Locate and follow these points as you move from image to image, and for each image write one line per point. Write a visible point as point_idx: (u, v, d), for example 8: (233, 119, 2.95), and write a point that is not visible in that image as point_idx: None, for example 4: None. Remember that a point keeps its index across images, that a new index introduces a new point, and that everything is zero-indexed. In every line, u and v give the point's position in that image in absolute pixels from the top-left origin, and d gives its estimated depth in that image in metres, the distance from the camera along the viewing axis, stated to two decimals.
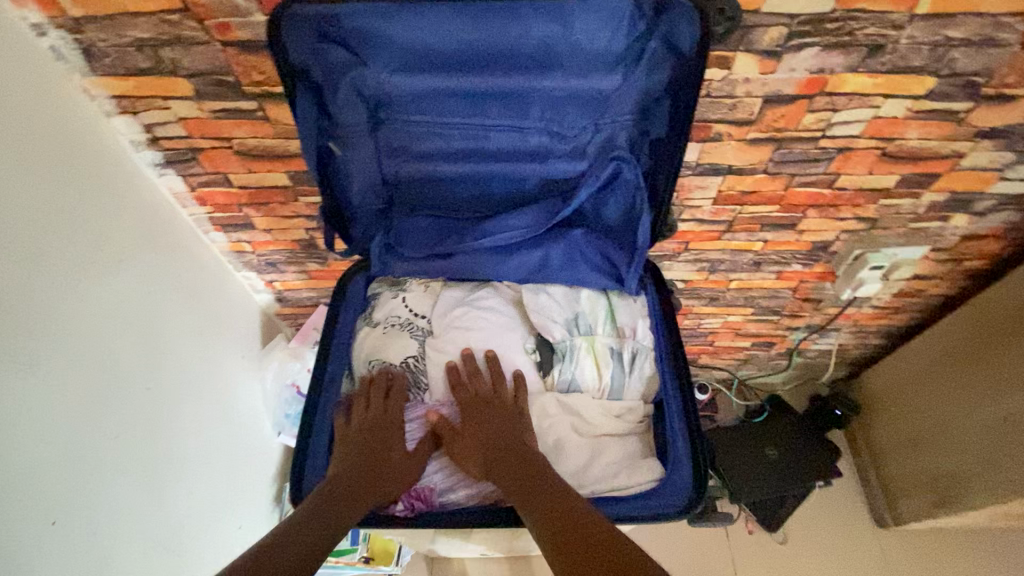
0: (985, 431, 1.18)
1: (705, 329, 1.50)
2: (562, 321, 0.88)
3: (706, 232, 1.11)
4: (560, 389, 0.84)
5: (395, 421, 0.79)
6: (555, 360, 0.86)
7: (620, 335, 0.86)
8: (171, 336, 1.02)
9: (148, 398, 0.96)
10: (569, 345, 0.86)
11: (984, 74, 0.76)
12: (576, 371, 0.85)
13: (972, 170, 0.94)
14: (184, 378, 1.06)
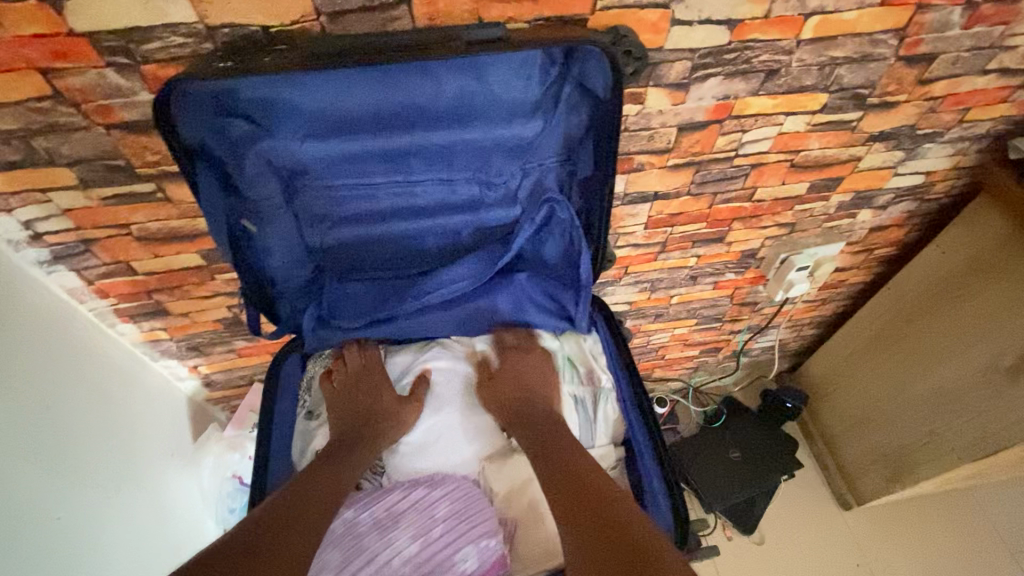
0: (923, 404, 1.26)
1: (655, 344, 1.52)
2: None
3: (643, 255, 1.13)
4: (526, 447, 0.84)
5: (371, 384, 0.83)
6: None
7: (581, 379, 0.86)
8: (81, 449, 0.89)
9: (65, 520, 0.83)
10: None
11: (868, 86, 0.83)
12: None
13: (870, 170, 1.01)
14: (107, 489, 0.93)
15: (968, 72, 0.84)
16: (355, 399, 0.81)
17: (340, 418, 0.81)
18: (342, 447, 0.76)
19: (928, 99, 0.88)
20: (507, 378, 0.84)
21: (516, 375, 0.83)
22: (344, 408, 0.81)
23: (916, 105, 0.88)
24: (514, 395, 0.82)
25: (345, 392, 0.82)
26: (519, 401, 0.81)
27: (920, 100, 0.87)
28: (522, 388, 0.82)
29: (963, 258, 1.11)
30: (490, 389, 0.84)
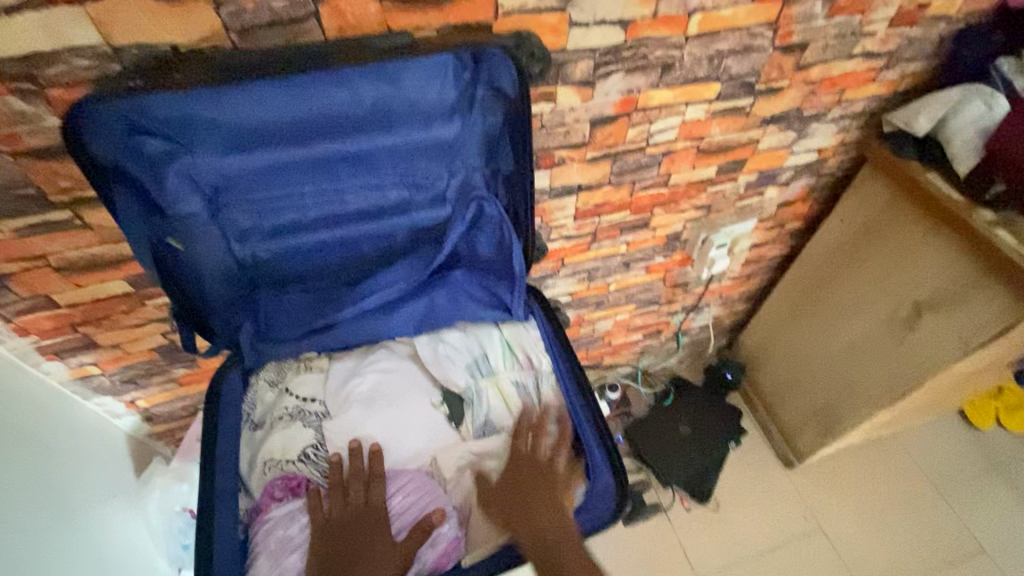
0: (841, 361, 1.38)
1: (600, 332, 1.59)
2: (463, 367, 0.89)
3: (576, 245, 1.19)
4: (476, 435, 0.85)
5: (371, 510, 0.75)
6: (465, 408, 0.87)
7: (521, 366, 0.89)
8: (25, 491, 0.85)
9: (23, 561, 0.79)
10: (474, 390, 0.88)
11: (754, 74, 0.92)
12: (487, 413, 0.87)
13: (769, 150, 1.11)
14: (55, 529, 0.89)
15: (838, 57, 0.95)
16: (347, 513, 0.75)
17: (336, 539, 0.72)
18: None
19: (808, 82, 0.98)
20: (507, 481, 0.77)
21: (531, 484, 0.76)
22: (338, 537, 0.73)
23: (798, 89, 0.99)
24: (517, 507, 0.75)
25: (343, 522, 0.74)
26: (523, 507, 0.74)
27: (801, 83, 0.98)
28: (529, 490, 0.76)
29: (855, 224, 1.24)
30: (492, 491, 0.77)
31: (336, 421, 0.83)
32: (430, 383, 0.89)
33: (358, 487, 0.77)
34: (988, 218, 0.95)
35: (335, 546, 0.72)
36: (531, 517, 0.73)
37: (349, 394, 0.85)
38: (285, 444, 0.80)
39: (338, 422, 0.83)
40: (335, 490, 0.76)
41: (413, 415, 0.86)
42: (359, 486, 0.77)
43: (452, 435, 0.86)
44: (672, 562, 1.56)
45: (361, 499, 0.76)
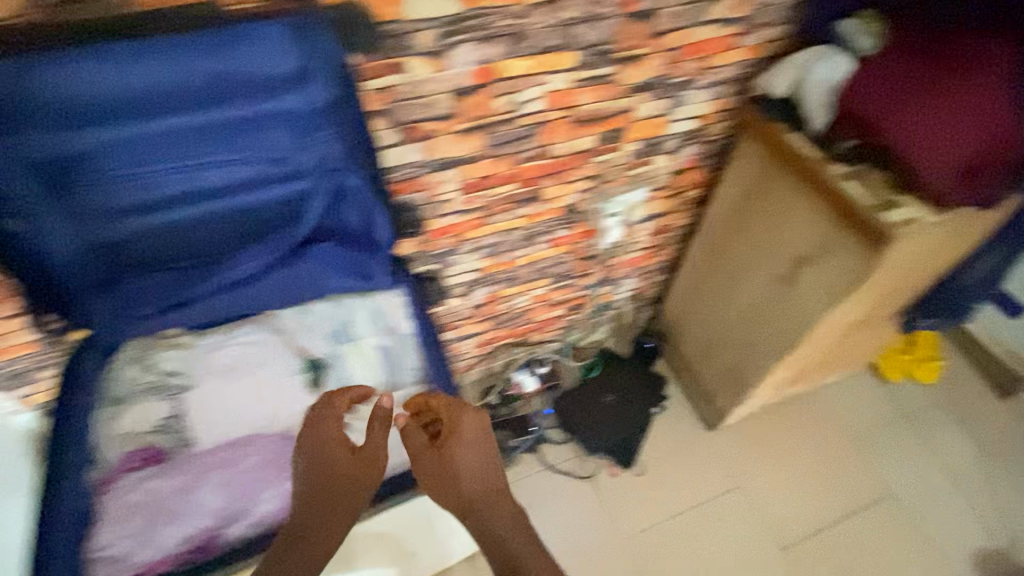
0: (741, 320, 1.44)
1: (520, 308, 1.62)
2: (324, 336, 1.05)
3: (471, 220, 1.21)
4: (336, 391, 1.04)
5: (349, 444, 0.82)
6: (325, 371, 1.04)
7: (384, 331, 1.05)
8: None
9: None
10: (334, 354, 1.05)
11: (609, 41, 0.96)
12: (346, 373, 1.04)
13: (647, 118, 1.16)
14: None
15: (689, 24, 1.00)
16: (318, 454, 0.81)
17: (314, 478, 0.80)
18: (322, 505, 0.78)
19: (667, 49, 1.03)
20: (437, 457, 0.82)
21: (474, 451, 0.84)
22: (314, 470, 0.80)
23: (660, 56, 1.03)
24: (460, 461, 0.83)
25: (322, 452, 0.81)
26: (450, 482, 0.81)
27: (661, 51, 1.02)
28: (450, 465, 0.81)
29: (740, 187, 1.29)
30: (426, 467, 0.83)
31: (199, 389, 1.01)
32: (293, 353, 1.05)
33: (332, 430, 0.83)
34: (839, 171, 1.02)
35: (314, 477, 0.80)
36: (474, 473, 0.82)
37: (210, 362, 1.02)
38: (151, 413, 0.99)
39: (200, 390, 1.01)
40: (311, 436, 0.83)
41: (276, 379, 1.03)
42: (333, 425, 0.84)
43: (315, 394, 1.04)
44: (597, 526, 1.61)
45: (337, 440, 0.82)
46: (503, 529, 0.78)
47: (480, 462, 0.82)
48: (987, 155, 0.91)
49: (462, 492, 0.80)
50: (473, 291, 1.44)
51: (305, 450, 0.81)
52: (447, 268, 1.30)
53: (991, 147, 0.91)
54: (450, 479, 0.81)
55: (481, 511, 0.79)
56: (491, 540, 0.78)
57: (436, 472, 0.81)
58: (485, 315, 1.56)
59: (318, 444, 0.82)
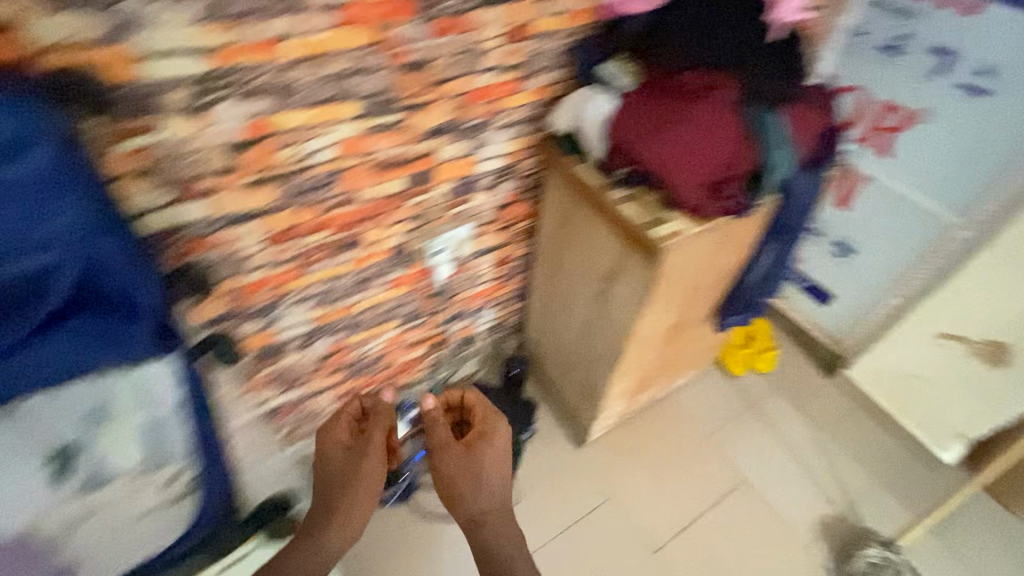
0: (581, 338, 1.53)
1: (374, 354, 1.56)
2: (78, 419, 0.82)
3: (287, 272, 1.18)
4: (78, 484, 0.85)
5: (369, 451, 1.19)
6: (69, 459, 0.83)
7: (151, 405, 0.89)
8: None
9: None
10: (82, 437, 0.83)
11: (388, 91, 1.00)
12: (97, 461, 0.86)
13: (452, 159, 1.21)
14: None
15: (467, 72, 1.08)
16: (349, 461, 1.19)
17: (340, 471, 1.19)
18: (343, 488, 1.18)
19: (452, 95, 1.09)
20: (455, 464, 1.18)
21: (470, 464, 1.18)
22: (340, 464, 1.20)
23: (446, 102, 1.10)
24: (463, 468, 1.17)
25: (349, 457, 1.19)
26: (465, 487, 1.17)
27: (445, 97, 1.09)
28: (466, 470, 1.17)
29: (555, 215, 1.38)
30: (447, 471, 1.18)
31: None
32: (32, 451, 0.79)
33: (359, 448, 1.20)
34: (618, 196, 1.15)
35: (346, 470, 1.18)
36: (470, 474, 1.17)
37: None
38: None
39: None
40: (347, 445, 1.21)
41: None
42: (360, 443, 1.21)
43: (46, 492, 0.82)
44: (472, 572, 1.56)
45: (365, 454, 1.18)
46: (494, 523, 1.18)
47: (473, 469, 1.18)
48: (725, 176, 1.07)
49: (474, 506, 1.17)
50: (311, 344, 1.38)
51: (326, 459, 1.21)
52: (272, 323, 1.24)
53: (727, 168, 1.06)
54: (457, 483, 1.17)
55: (483, 518, 1.18)
56: (483, 530, 1.18)
57: (455, 482, 1.17)
58: (335, 367, 1.50)
59: (340, 453, 1.21)
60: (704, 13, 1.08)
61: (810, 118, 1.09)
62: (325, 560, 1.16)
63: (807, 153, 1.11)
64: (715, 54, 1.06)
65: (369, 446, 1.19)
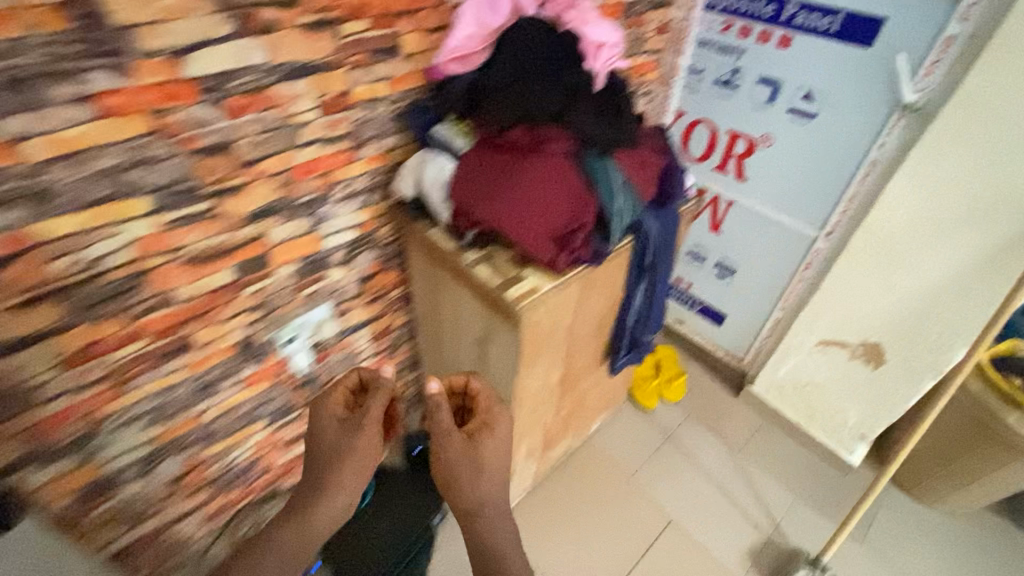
0: (476, 405, 1.43)
1: (245, 462, 1.37)
2: None
3: (100, 394, 0.99)
4: None
5: (369, 424, 0.91)
6: None
7: None
8: None
9: None
10: None
11: (186, 179, 0.89)
12: None
13: (289, 240, 1.10)
14: None
15: (284, 147, 0.99)
16: (335, 441, 0.90)
17: (327, 450, 0.90)
18: (327, 469, 0.89)
19: (271, 175, 0.99)
20: (456, 450, 0.91)
21: (488, 444, 0.92)
22: (322, 447, 0.91)
23: (266, 183, 1.00)
24: (465, 455, 0.90)
25: (339, 432, 0.91)
26: (464, 479, 0.89)
27: (263, 178, 0.99)
28: (470, 464, 0.89)
29: (423, 282, 1.30)
30: (446, 459, 0.91)
31: None
32: None
33: (353, 423, 0.92)
34: (470, 259, 1.09)
35: (331, 449, 0.90)
36: (476, 462, 0.89)
37: None
38: None
39: None
40: (340, 420, 0.93)
41: None
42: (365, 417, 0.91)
43: None
44: None
45: (361, 428, 0.90)
46: (490, 532, 0.87)
47: (480, 460, 0.89)
48: (570, 227, 1.03)
49: (472, 497, 0.88)
50: (155, 467, 1.17)
51: (315, 438, 0.93)
52: (92, 455, 1.04)
53: (570, 219, 1.03)
54: (456, 473, 0.90)
55: (479, 513, 0.88)
56: (475, 532, 0.88)
57: (454, 471, 0.89)
58: (194, 486, 1.28)
59: (329, 430, 0.91)
60: (528, 59, 1.02)
61: (642, 160, 1.10)
62: (299, 561, 0.90)
63: (648, 193, 1.11)
64: (547, 103, 1.00)
65: (366, 415, 0.91)
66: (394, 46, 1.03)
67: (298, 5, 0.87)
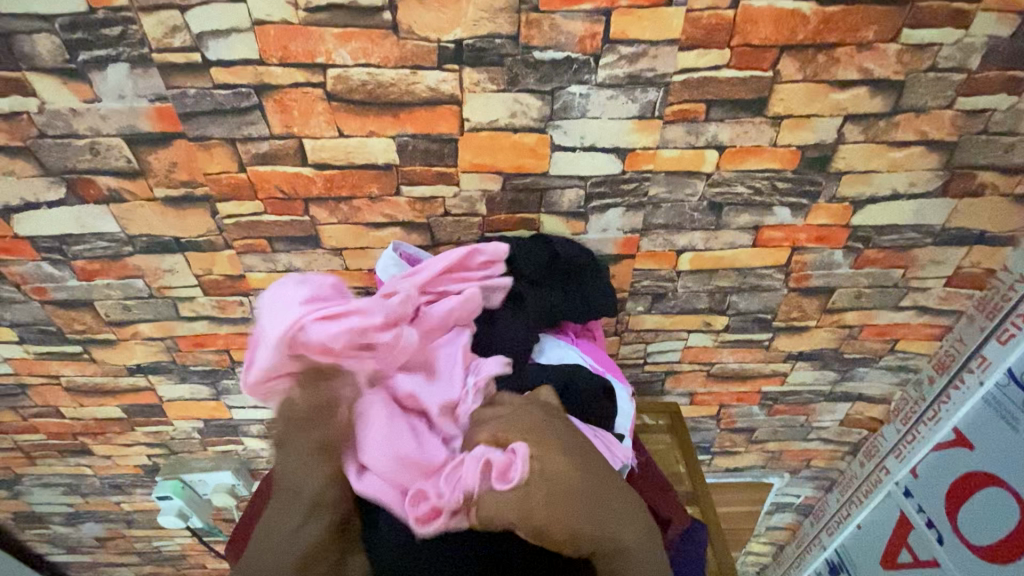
0: None
1: (170, 555, 1.27)
2: None
3: (14, 457, 1.02)
4: None
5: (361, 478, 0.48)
6: None
7: None
8: None
9: None
10: None
11: (46, 322, 0.79)
12: None
13: (188, 400, 0.92)
14: None
15: (164, 315, 0.79)
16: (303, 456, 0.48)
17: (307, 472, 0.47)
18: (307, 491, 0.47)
19: (150, 338, 0.82)
20: (515, 507, 0.44)
21: (533, 429, 0.49)
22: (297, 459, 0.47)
23: (145, 344, 0.82)
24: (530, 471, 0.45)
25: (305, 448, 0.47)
26: (550, 508, 0.44)
27: (139, 339, 0.82)
28: (539, 473, 0.45)
29: None
30: (535, 518, 0.44)
31: None
32: None
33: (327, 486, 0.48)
34: None
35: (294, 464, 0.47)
36: (543, 474, 0.45)
37: None
38: None
39: None
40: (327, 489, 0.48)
41: None
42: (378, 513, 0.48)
43: None
44: None
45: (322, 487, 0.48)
46: (635, 547, 0.47)
47: (551, 480, 0.45)
48: None
49: (558, 514, 0.44)
50: (78, 525, 1.17)
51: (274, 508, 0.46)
52: (17, 495, 1.10)
53: None
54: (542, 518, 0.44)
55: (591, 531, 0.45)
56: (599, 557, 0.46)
57: (515, 505, 0.44)
58: (118, 551, 1.24)
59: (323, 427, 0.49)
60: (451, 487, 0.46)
61: None
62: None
63: None
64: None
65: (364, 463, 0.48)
66: (310, 236, 0.71)
67: (149, 176, 0.65)
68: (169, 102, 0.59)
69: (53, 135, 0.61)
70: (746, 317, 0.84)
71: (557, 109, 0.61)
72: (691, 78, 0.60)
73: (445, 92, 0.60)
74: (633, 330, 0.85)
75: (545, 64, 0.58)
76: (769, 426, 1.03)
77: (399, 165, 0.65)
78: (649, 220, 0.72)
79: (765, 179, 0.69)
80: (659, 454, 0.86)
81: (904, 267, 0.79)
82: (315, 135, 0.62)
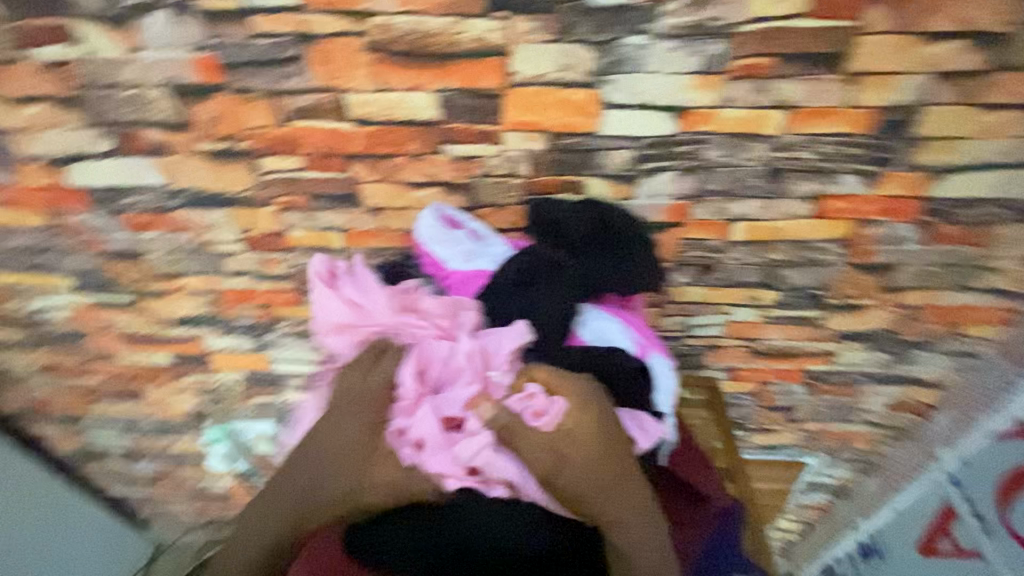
0: None
1: (217, 495, 1.34)
2: None
3: (76, 398, 1.08)
4: None
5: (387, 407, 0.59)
6: None
7: None
8: None
9: None
10: None
11: (100, 271, 0.81)
12: None
13: (232, 351, 0.94)
14: None
15: (208, 269, 0.80)
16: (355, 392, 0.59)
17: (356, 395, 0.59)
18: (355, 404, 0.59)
19: (196, 291, 0.84)
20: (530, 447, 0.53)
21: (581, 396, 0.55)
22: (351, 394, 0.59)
23: (191, 296, 0.85)
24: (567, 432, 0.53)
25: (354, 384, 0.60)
26: (571, 459, 0.53)
27: (186, 291, 0.84)
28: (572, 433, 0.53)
29: None
30: (558, 467, 0.53)
31: None
32: None
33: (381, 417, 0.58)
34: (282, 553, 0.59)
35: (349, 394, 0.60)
36: (579, 439, 0.53)
37: None
38: None
39: None
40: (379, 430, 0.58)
41: None
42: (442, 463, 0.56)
43: None
44: None
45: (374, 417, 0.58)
46: (634, 511, 0.53)
47: (580, 441, 0.53)
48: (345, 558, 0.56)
49: (574, 469, 0.52)
50: (135, 463, 1.25)
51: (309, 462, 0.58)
52: (80, 433, 1.17)
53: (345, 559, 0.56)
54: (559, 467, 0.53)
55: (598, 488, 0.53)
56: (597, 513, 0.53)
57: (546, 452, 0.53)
58: (170, 487, 1.33)
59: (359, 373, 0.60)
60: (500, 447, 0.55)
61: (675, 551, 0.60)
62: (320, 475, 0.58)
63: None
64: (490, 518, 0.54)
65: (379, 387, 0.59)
66: (350, 194, 0.70)
67: (193, 129, 0.64)
68: (211, 51, 0.58)
69: (101, 85, 0.61)
70: (798, 292, 0.80)
71: (611, 63, 0.57)
72: (760, 28, 0.55)
73: (492, 43, 0.56)
74: (675, 301, 0.82)
75: (600, 11, 0.54)
76: (811, 405, 0.99)
77: (441, 121, 0.62)
78: (702, 185, 0.67)
79: (834, 144, 0.63)
80: (697, 429, 0.84)
81: (981, 244, 0.72)
82: (357, 88, 0.60)
